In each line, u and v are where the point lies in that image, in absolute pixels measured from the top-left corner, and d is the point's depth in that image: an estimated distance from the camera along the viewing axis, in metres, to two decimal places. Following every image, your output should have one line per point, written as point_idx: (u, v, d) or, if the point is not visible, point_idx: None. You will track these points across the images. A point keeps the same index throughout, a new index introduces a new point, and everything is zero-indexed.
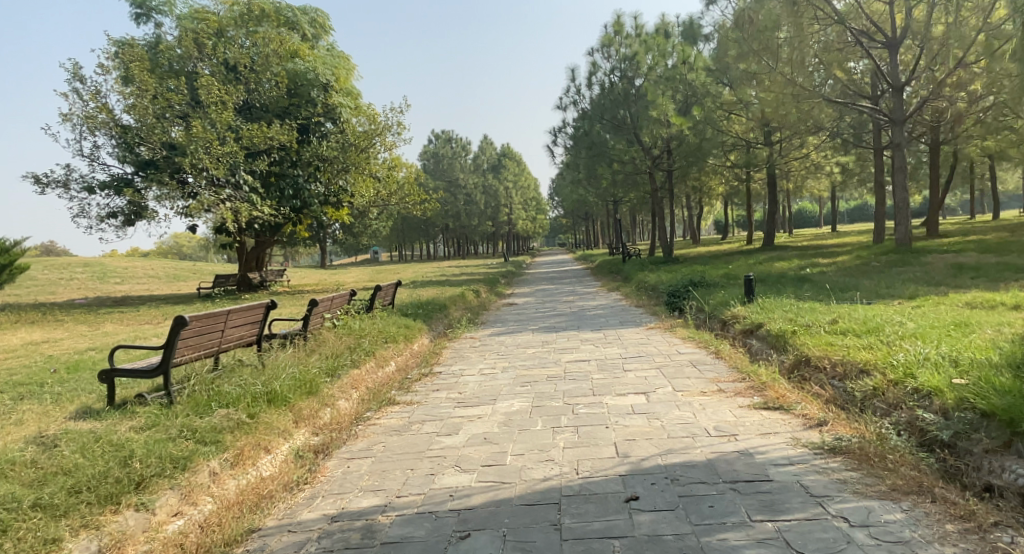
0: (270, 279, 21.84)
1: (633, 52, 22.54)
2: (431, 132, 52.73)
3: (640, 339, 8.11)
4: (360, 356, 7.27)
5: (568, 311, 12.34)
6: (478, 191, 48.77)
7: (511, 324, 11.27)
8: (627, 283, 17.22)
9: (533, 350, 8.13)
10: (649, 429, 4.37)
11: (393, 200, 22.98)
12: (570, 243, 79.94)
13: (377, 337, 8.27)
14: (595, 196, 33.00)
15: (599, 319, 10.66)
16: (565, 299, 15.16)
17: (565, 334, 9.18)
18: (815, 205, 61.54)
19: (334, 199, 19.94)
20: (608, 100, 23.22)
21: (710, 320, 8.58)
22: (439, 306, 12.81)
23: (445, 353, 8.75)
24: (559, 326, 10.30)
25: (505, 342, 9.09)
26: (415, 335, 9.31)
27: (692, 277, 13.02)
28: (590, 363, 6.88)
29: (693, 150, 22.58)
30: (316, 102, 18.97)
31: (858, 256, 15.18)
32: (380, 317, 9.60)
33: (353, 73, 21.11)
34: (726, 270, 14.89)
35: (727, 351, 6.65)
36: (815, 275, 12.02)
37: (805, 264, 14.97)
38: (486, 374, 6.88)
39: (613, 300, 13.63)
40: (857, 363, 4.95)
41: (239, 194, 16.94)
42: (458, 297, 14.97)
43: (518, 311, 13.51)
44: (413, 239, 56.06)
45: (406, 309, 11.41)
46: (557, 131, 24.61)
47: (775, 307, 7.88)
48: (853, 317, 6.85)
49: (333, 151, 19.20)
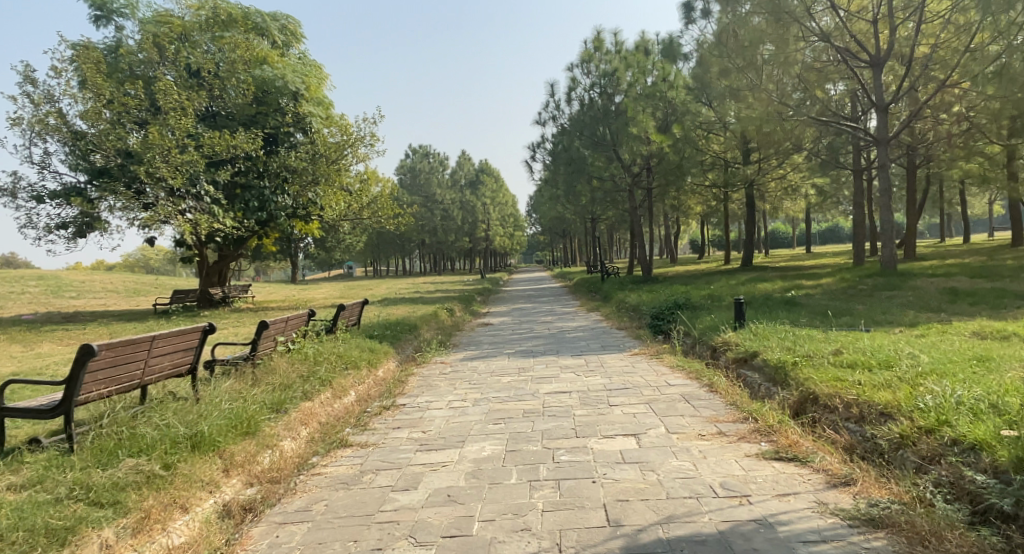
0: (234, 295, 20.88)
1: (613, 68, 22.16)
2: (408, 147, 52.05)
3: (625, 368, 7.44)
4: (315, 386, 6.50)
5: (545, 333, 11.65)
6: (455, 207, 48.07)
7: (485, 347, 10.54)
8: (607, 303, 16.62)
9: (507, 379, 7.42)
10: (643, 485, 3.69)
11: (365, 214, 22.23)
12: (547, 260, 79.61)
13: (336, 364, 7.51)
14: (574, 213, 32.51)
15: (579, 343, 9.98)
16: (542, 319, 14.48)
17: (544, 360, 8.49)
18: (789, 226, 62.05)
19: (303, 211, 19.17)
20: (588, 116, 22.78)
21: (699, 346, 7.97)
22: (409, 326, 12.05)
23: (411, 380, 8.00)
24: (536, 350, 9.60)
25: (478, 368, 8.36)
26: (380, 361, 8.55)
27: (676, 297, 12.45)
28: (571, 396, 6.18)
29: (673, 168, 22.22)
30: (285, 110, 18.18)
31: (843, 278, 14.78)
32: (342, 341, 8.82)
33: (325, 82, 20.36)
34: (709, 291, 14.38)
35: (723, 384, 6.01)
36: (804, 298, 11.52)
37: (790, 286, 14.52)
38: (455, 407, 6.14)
39: (593, 322, 12.97)
40: (876, 404, 4.36)
41: (199, 205, 16.11)
42: (430, 316, 14.22)
43: (493, 332, 12.78)
44: (388, 254, 55.10)
45: (373, 330, 10.66)
46: (535, 146, 24.12)
47: (771, 333, 7.29)
48: (857, 346, 6.28)
49: (303, 161, 18.43)
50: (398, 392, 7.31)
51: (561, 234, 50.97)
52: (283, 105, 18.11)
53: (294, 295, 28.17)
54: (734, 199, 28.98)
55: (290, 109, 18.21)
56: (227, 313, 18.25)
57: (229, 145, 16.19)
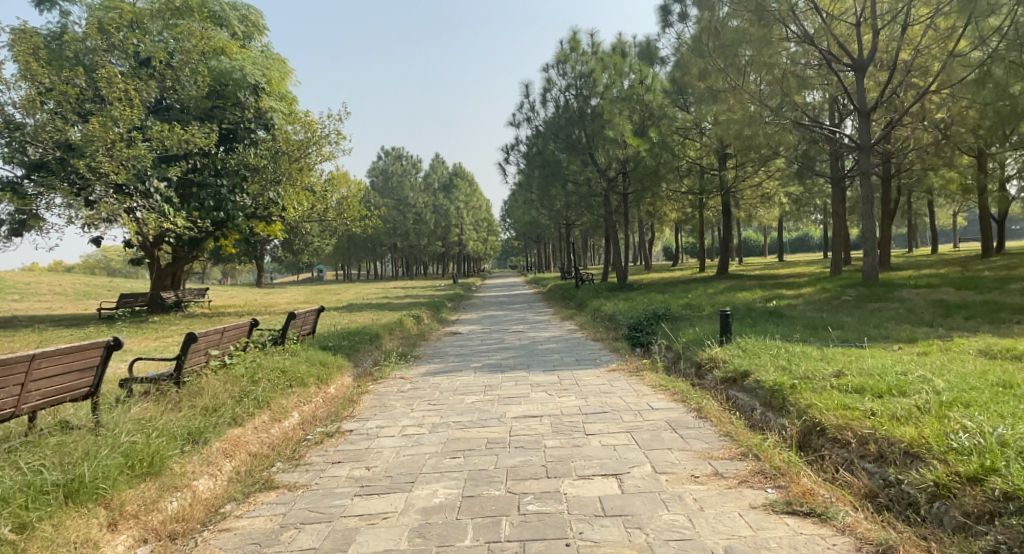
0: (188, 299, 19.86)
1: (589, 69, 21.46)
2: (381, 149, 51.05)
3: (603, 387, 6.71)
4: (247, 408, 5.70)
5: (515, 345, 10.88)
6: (428, 211, 47.11)
7: (451, 359, 9.74)
8: (582, 311, 15.92)
9: (471, 398, 6.64)
10: (629, 550, 2.98)
11: (330, 216, 21.36)
12: (521, 266, 79.04)
13: (277, 382, 6.69)
14: (548, 218, 31.86)
15: (552, 356, 9.23)
16: (513, 328, 13.69)
17: (513, 376, 7.73)
18: (760, 235, 62.31)
19: (264, 211, 18.32)
20: (563, 119, 22.17)
21: (683, 361, 7.29)
22: (369, 335, 11.19)
23: (365, 399, 7.19)
24: (506, 364, 8.82)
25: (439, 386, 7.56)
26: (329, 376, 7.74)
27: (654, 307, 11.79)
28: (543, 422, 5.44)
29: (649, 173, 21.69)
30: (244, 105, 17.31)
31: (823, 288, 14.33)
32: (288, 354, 7.97)
33: (289, 76, 19.58)
34: (687, 300, 13.79)
35: (713, 409, 5.32)
36: (786, 309, 10.96)
37: (770, 295, 14.00)
38: (409, 435, 5.34)
39: (566, 332, 12.23)
40: (895, 439, 3.73)
41: (148, 203, 15.12)
42: (395, 323, 13.36)
43: (460, 342, 11.95)
44: (359, 258, 53.93)
45: (327, 341, 9.79)
46: (509, 148, 23.45)
47: (761, 350, 6.63)
48: (859, 366, 5.66)
49: (263, 159, 17.72)
50: (347, 413, 6.51)
51: (535, 239, 50.41)
52: (243, 100, 17.19)
53: (255, 299, 26.98)
54: (709, 207, 28.61)
55: (251, 103, 17.29)
56: (178, 319, 17.22)
57: (182, 140, 15.20)
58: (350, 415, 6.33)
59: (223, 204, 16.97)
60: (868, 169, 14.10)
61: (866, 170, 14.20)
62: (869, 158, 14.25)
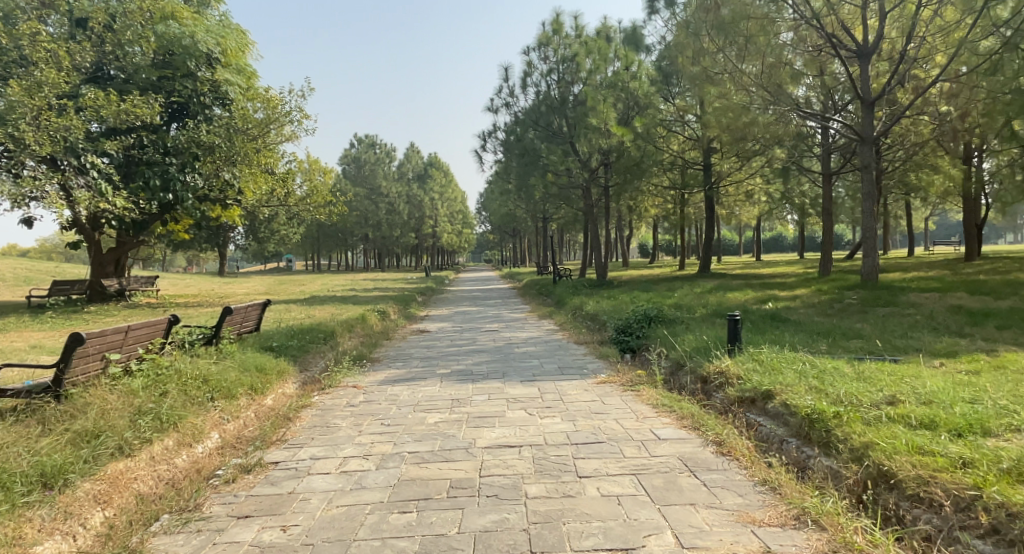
0: (134, 287, 18.91)
1: (573, 53, 20.25)
2: (353, 136, 49.37)
3: (594, 406, 5.54)
4: (144, 432, 4.49)
5: (487, 348, 9.68)
6: (401, 201, 45.53)
7: (416, 363, 8.53)
8: (561, 310, 14.79)
9: (432, 418, 5.43)
10: None
11: (292, 203, 20.20)
12: (496, 260, 77.75)
13: (190, 398, 5.42)
14: (524, 210, 30.73)
15: (530, 363, 8.04)
16: (486, 328, 12.47)
17: (486, 389, 6.55)
18: (734, 235, 61.97)
19: (217, 193, 17.38)
20: (544, 106, 20.93)
21: (686, 375, 6.17)
22: (323, 333, 9.91)
23: (304, 415, 5.94)
24: (477, 372, 7.63)
25: (396, 399, 6.32)
26: (262, 387, 6.51)
27: (642, 307, 10.68)
28: (523, 458, 4.25)
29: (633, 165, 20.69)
30: (196, 77, 16.10)
31: (818, 289, 13.41)
32: (213, 362, 6.71)
33: (247, 48, 18.28)
34: (675, 299, 12.74)
35: (738, 444, 4.21)
36: (788, 312, 9.95)
37: (763, 295, 13.03)
38: (349, 473, 4.12)
39: (545, 333, 11.04)
40: (1016, 509, 2.77)
41: (82, 180, 13.91)
42: (355, 320, 12.07)
43: (427, 343, 10.69)
44: (329, 247, 52.21)
45: (270, 342, 8.48)
46: (487, 135, 22.19)
47: (784, 364, 5.51)
48: (914, 388, 4.57)
49: (216, 137, 16.42)
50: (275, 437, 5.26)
51: (511, 233, 49.24)
52: (195, 71, 16.01)
53: (211, 289, 25.35)
54: (691, 203, 27.72)
55: (205, 77, 16.14)
56: (117, 309, 16.03)
57: (124, 111, 13.76)
58: (280, 439, 5.10)
59: (170, 183, 15.66)
60: (870, 163, 12.89)
61: (867, 165, 13.02)
62: (871, 152, 13.03)
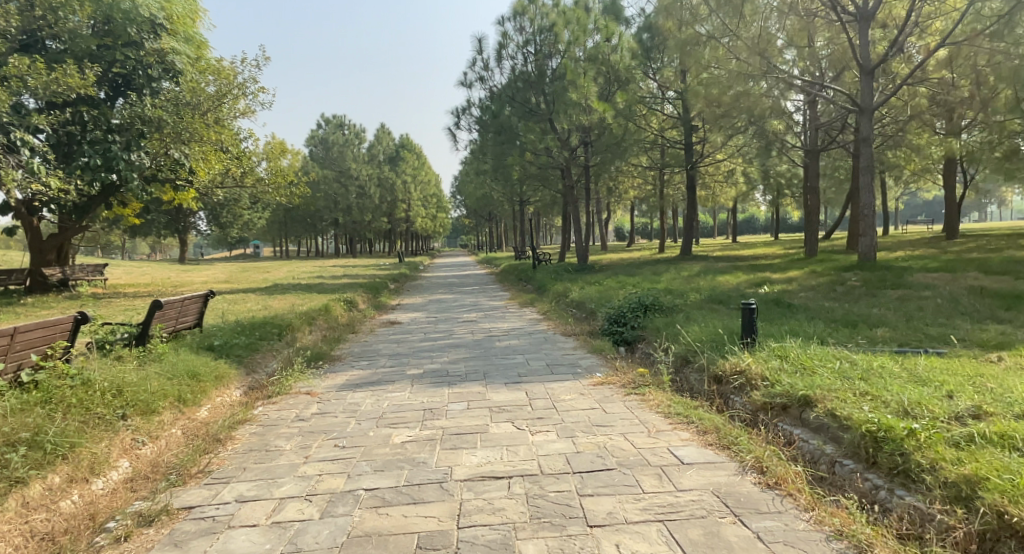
0: (78, 277, 17.77)
1: (551, 23, 19.12)
2: (321, 116, 47.63)
3: (592, 417, 4.56)
4: (17, 470, 3.55)
5: (463, 342, 8.65)
6: (372, 184, 43.90)
7: (383, 361, 7.53)
8: (543, 297, 13.82)
9: (396, 438, 4.40)
10: None
11: (249, 184, 19.11)
12: (471, 245, 76.52)
13: (91, 420, 4.35)
14: (499, 192, 29.71)
15: (513, 360, 7.06)
16: (462, 318, 11.43)
17: (463, 394, 5.58)
18: (710, 218, 61.66)
19: (167, 172, 16.36)
20: (519, 82, 19.87)
21: (696, 376, 5.23)
22: (278, 329, 8.83)
23: (240, 434, 4.90)
24: (453, 372, 6.63)
25: (355, 411, 5.28)
26: (190, 398, 5.47)
27: (632, 293, 9.78)
28: (513, 498, 3.26)
29: (614, 142, 19.78)
30: (142, 47, 15.30)
31: (812, 268, 12.65)
32: (135, 371, 5.62)
33: (198, 16, 17.23)
34: (664, 284, 11.88)
35: (787, 472, 3.30)
36: (789, 294, 9.14)
37: (755, 277, 12.25)
38: (282, 526, 3.14)
39: (527, 324, 10.10)
40: None
41: (13, 158, 12.63)
42: (319, 311, 10.98)
43: (398, 337, 9.64)
44: (298, 232, 50.58)
45: (211, 341, 7.37)
46: (460, 111, 21.03)
47: (818, 360, 4.56)
48: (994, 393, 3.68)
49: (158, 110, 15.24)
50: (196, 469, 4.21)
51: (486, 216, 48.19)
52: (139, 39, 15.07)
53: (169, 277, 23.93)
54: (671, 183, 26.91)
55: (150, 44, 15.39)
56: (56, 302, 14.80)
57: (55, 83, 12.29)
58: (201, 471, 4.07)
59: (112, 162, 14.40)
60: (871, 136, 11.84)
61: (867, 138, 11.96)
62: (870, 124, 12.01)
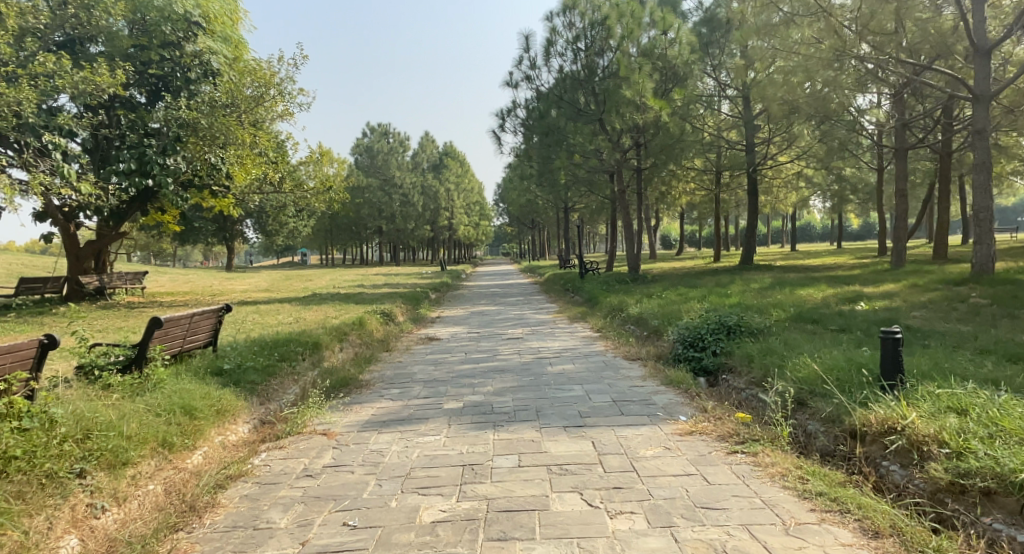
0: (115, 285, 17.44)
1: (603, 16, 17.84)
2: (366, 125, 47.51)
3: (692, 492, 3.30)
4: None
5: (510, 366, 7.44)
6: (416, 192, 43.32)
7: (418, 390, 6.42)
8: (595, 310, 12.57)
9: (426, 516, 3.25)
10: None
11: (287, 190, 18.49)
12: (515, 252, 75.54)
13: (31, 484, 3.42)
14: (545, 198, 28.60)
15: (572, 393, 5.85)
16: (507, 335, 10.25)
17: (513, 444, 4.39)
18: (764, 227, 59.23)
19: (203, 178, 15.60)
20: (568, 81, 18.76)
21: (821, 428, 3.93)
22: (303, 346, 7.81)
23: (228, 497, 3.83)
24: (500, 408, 5.42)
25: (377, 465, 4.15)
26: (177, 441, 4.43)
27: (705, 311, 8.43)
28: None
29: (670, 143, 18.42)
30: (181, 47, 15.09)
31: (909, 281, 11.07)
32: (114, 406, 4.61)
33: (239, 19, 16.82)
34: (737, 298, 10.50)
35: None
36: (900, 314, 7.67)
37: (842, 291, 10.75)
38: None
39: (582, 343, 8.88)
40: None
41: (44, 164, 12.23)
42: (351, 325, 9.97)
43: (435, 357, 8.52)
44: (343, 240, 50.47)
45: (221, 364, 6.38)
46: (505, 113, 20.00)
47: (1021, 420, 3.22)
48: None
49: (195, 113, 14.60)
50: None
51: (531, 224, 47.15)
52: (175, 39, 14.89)
53: (211, 285, 23.59)
54: (728, 188, 25.31)
55: (188, 44, 15.08)
56: (89, 310, 14.34)
57: (97, 84, 12.41)
58: None
59: (146, 166, 14.02)
60: (987, 126, 10.26)
61: (981, 129, 10.41)
62: (985, 114, 10.41)
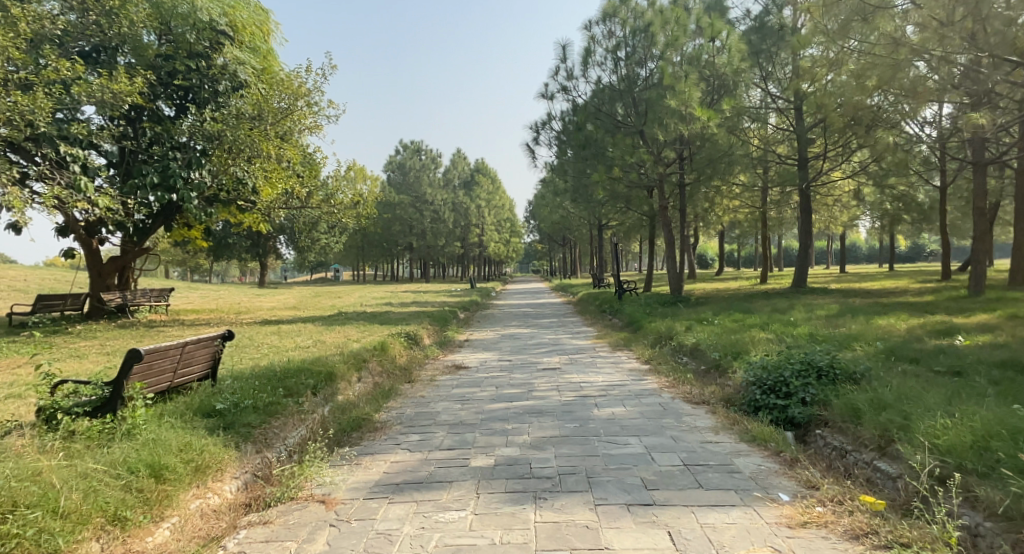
0: (138, 302, 16.90)
1: (646, 23, 16.84)
2: (400, 142, 47.18)
3: None
4: None
5: (550, 407, 6.38)
6: (448, 209, 42.57)
7: (442, 436, 5.43)
8: (640, 337, 11.42)
9: None
10: None
11: (314, 205, 17.78)
12: (548, 270, 74.45)
13: None
14: (580, 215, 27.55)
15: (630, 449, 4.80)
16: (543, 365, 9.17)
17: (563, 530, 3.37)
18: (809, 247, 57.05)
19: (228, 192, 14.99)
20: (609, 91, 17.77)
21: (997, 528, 2.89)
22: (314, 377, 6.85)
23: None
24: (542, 469, 4.37)
25: None
26: (135, 515, 3.51)
27: (778, 345, 7.25)
28: None
29: (717, 157, 17.29)
30: (209, 58, 14.56)
31: (1005, 311, 9.68)
32: (61, 465, 3.70)
33: (270, 29, 16.26)
34: (806, 327, 9.28)
35: None
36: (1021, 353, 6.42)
37: (928, 321, 9.44)
38: None
39: (631, 378, 7.79)
40: None
41: (63, 176, 11.70)
42: (372, 350, 9.02)
43: (463, 391, 7.50)
44: (374, 257, 50.04)
45: (213, 401, 5.44)
46: (541, 125, 19.10)
47: None
48: None
49: (220, 126, 13.99)
50: None
51: (565, 242, 46.00)
52: (202, 49, 14.36)
53: (237, 302, 22.98)
54: (777, 205, 23.91)
55: (214, 55, 14.54)
56: (105, 330, 13.77)
57: (117, 94, 11.84)
58: None
59: (169, 180, 13.39)
60: None
61: None
62: None
